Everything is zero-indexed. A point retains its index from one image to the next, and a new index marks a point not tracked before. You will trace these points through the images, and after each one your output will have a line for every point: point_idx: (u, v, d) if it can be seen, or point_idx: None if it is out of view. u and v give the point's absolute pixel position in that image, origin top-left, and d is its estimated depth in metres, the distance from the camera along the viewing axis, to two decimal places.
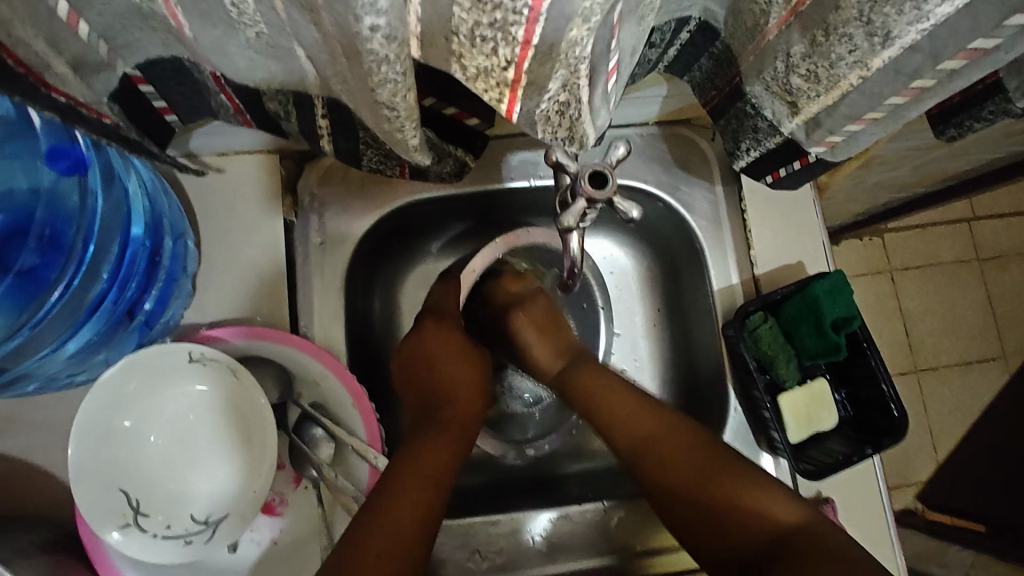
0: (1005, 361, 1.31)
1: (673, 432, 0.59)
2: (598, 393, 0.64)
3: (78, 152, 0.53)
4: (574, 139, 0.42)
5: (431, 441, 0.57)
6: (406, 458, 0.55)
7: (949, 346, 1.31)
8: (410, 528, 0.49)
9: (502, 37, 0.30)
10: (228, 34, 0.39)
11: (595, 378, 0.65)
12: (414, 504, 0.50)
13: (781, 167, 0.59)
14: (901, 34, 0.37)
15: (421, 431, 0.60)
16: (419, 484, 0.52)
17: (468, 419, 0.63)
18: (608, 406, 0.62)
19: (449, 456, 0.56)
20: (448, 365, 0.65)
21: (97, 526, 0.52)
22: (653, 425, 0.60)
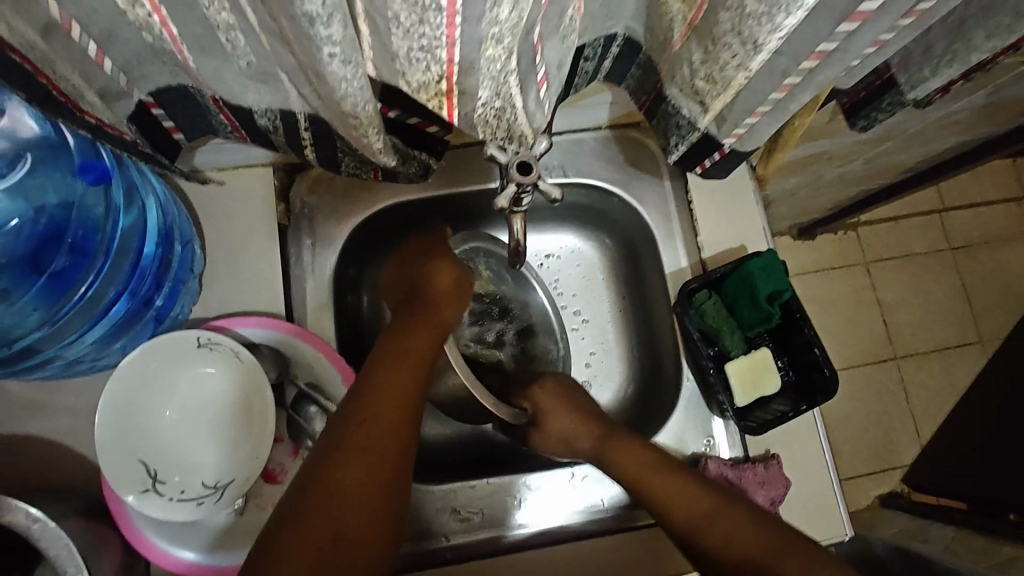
0: (981, 347, 1.38)
1: (703, 496, 0.63)
2: (625, 457, 0.69)
3: (103, 166, 0.62)
4: (514, 137, 0.51)
5: (408, 349, 0.63)
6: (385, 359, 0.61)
7: (926, 334, 1.38)
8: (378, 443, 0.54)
9: (431, 58, 0.39)
10: (224, 63, 0.49)
11: (629, 447, 0.69)
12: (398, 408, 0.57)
13: (705, 159, 0.68)
14: (765, 42, 0.46)
15: (400, 328, 0.66)
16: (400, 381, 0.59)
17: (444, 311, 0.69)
18: (650, 476, 0.66)
19: (420, 372, 0.61)
20: (430, 269, 0.71)
21: (120, 490, 0.60)
22: (700, 506, 0.62)
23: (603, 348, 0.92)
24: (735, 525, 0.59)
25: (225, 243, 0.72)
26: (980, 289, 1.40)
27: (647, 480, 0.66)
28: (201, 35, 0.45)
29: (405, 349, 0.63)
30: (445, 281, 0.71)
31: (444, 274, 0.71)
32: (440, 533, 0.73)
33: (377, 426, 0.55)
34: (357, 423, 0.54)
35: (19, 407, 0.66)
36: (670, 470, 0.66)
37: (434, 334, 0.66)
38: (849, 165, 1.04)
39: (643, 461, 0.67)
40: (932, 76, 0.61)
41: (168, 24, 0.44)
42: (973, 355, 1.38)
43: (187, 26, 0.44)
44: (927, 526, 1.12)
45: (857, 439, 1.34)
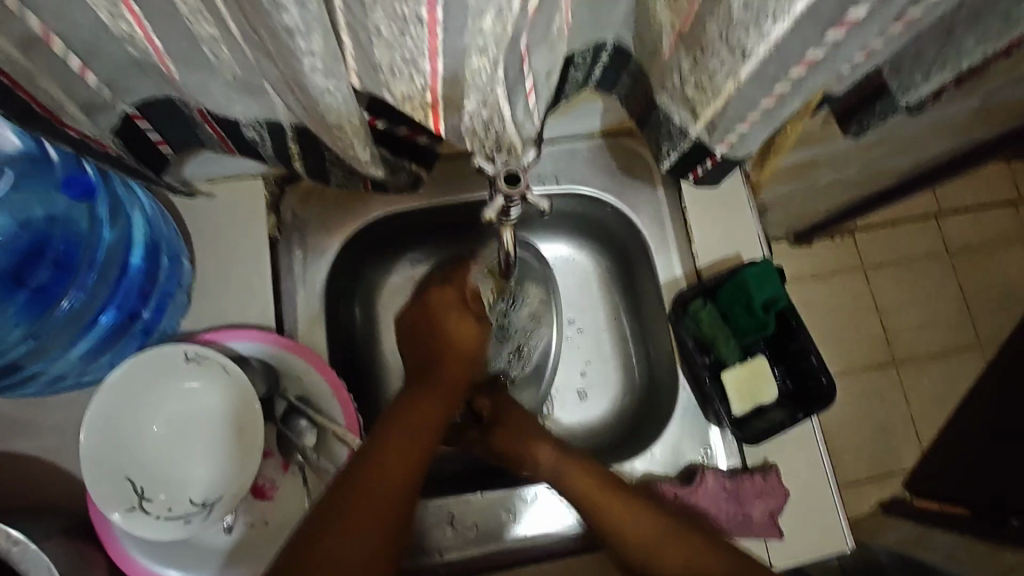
0: (981, 350, 1.38)
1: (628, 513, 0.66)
2: (579, 480, 0.69)
3: (87, 180, 0.61)
4: (503, 148, 0.50)
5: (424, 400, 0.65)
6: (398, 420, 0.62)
7: (927, 338, 1.38)
8: (398, 472, 0.58)
9: (414, 69, 0.38)
10: (209, 75, 0.48)
11: (576, 469, 0.70)
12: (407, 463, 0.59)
13: (698, 167, 0.67)
14: (753, 50, 0.45)
15: (417, 388, 0.67)
16: (413, 440, 0.61)
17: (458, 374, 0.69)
18: (604, 501, 0.67)
19: (429, 437, 0.62)
20: (447, 323, 0.71)
21: (106, 508, 0.59)
22: (657, 533, 0.65)
23: (600, 357, 0.90)
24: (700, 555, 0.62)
25: (215, 256, 0.72)
26: (978, 294, 1.40)
27: (602, 503, 0.67)
28: (185, 48, 0.45)
29: (420, 401, 0.65)
30: (462, 339, 0.70)
31: (466, 336, 0.71)
32: (434, 549, 0.72)
33: (400, 448, 0.59)
34: (379, 453, 0.58)
35: (5, 424, 0.65)
36: (603, 489, 0.68)
37: (448, 387, 0.68)
38: (844, 170, 1.04)
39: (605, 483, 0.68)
40: (923, 82, 0.61)
41: (152, 37, 0.44)
42: (972, 359, 1.37)
43: (171, 38, 0.44)
44: (928, 533, 1.11)
45: (858, 447, 1.33)
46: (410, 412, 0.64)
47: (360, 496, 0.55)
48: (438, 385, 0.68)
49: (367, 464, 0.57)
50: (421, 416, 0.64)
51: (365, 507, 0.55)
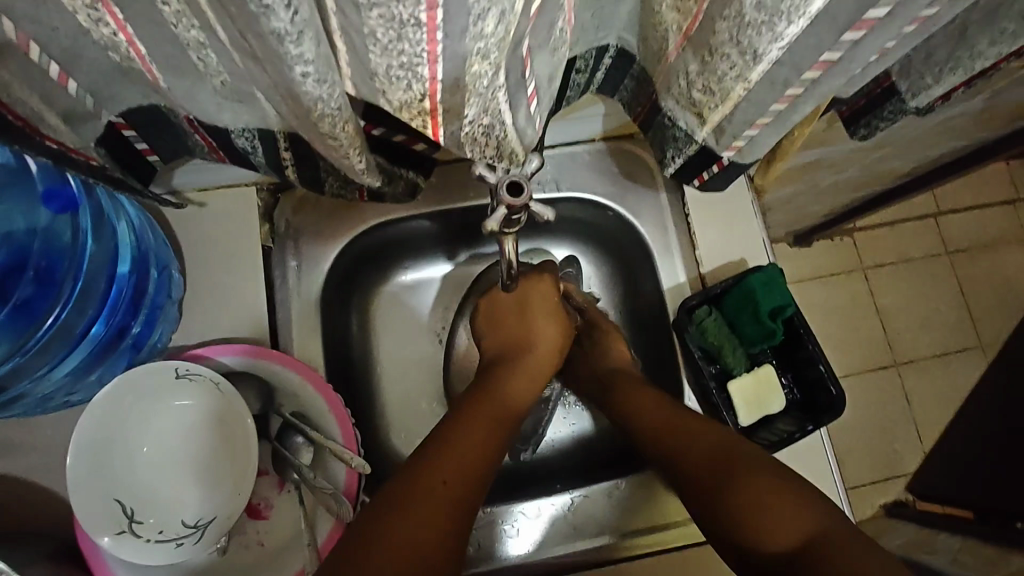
0: (981, 351, 1.36)
1: (699, 439, 0.57)
2: (631, 399, 0.67)
3: (69, 193, 0.59)
4: (504, 154, 0.48)
5: (501, 395, 0.64)
6: (481, 406, 0.62)
7: (927, 340, 1.36)
8: (475, 464, 0.54)
9: (412, 76, 0.36)
10: (197, 82, 0.46)
11: (634, 392, 0.68)
12: (484, 447, 0.57)
13: (704, 172, 0.65)
14: (765, 52, 0.44)
15: (498, 372, 0.67)
16: (490, 424, 0.60)
17: (541, 369, 0.70)
18: (647, 407, 0.64)
19: (504, 423, 0.61)
20: (540, 319, 0.72)
21: (94, 532, 0.57)
22: (709, 447, 0.56)
23: None
24: (706, 427, 0.59)
25: (206, 267, 0.69)
26: (981, 295, 1.39)
27: (641, 413, 0.64)
28: (170, 54, 0.43)
29: (500, 395, 0.64)
30: (550, 335, 0.72)
31: (546, 337, 0.72)
32: None
33: (475, 443, 0.57)
34: (451, 450, 0.55)
35: None
36: (686, 420, 0.60)
37: (532, 379, 0.68)
38: (846, 171, 1.02)
39: (646, 397, 0.66)
40: (935, 83, 0.59)
41: (135, 43, 0.42)
42: (975, 359, 1.36)
43: (155, 44, 0.42)
44: (933, 537, 1.09)
45: (860, 449, 1.31)
46: (486, 407, 0.62)
47: (439, 484, 0.51)
48: (522, 374, 0.68)
49: (443, 456, 0.54)
50: (499, 412, 0.62)
51: (445, 499, 0.50)
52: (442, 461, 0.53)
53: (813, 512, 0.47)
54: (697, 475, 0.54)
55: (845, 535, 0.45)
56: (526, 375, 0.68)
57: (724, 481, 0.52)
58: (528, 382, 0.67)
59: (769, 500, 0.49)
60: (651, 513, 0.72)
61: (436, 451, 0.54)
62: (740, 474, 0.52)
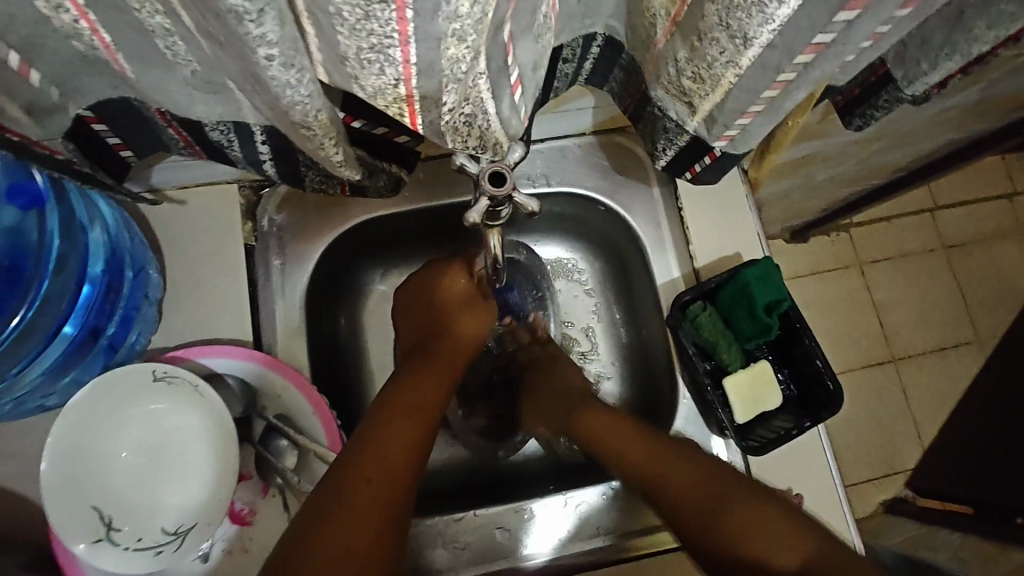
0: (979, 345, 1.35)
1: (650, 451, 0.64)
2: (591, 426, 0.69)
3: (36, 188, 0.58)
4: (488, 146, 0.47)
5: (421, 383, 0.61)
6: (396, 393, 0.59)
7: (925, 335, 1.35)
8: (399, 461, 0.53)
9: (384, 59, 0.34)
10: (167, 73, 0.44)
11: (587, 416, 0.70)
12: (402, 436, 0.55)
13: (696, 164, 0.64)
14: (756, 35, 0.42)
15: (410, 362, 0.64)
16: (407, 411, 0.57)
17: (454, 356, 0.66)
18: (607, 434, 0.67)
19: (429, 408, 0.59)
20: (453, 311, 0.67)
21: (68, 538, 0.55)
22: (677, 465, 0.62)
23: (590, 362, 0.87)
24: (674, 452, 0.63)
25: (187, 268, 0.68)
26: (979, 289, 1.37)
27: (604, 439, 0.67)
28: (136, 42, 0.41)
29: (417, 385, 0.60)
30: (466, 324, 0.68)
31: (467, 330, 0.68)
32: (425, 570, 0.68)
33: (397, 432, 0.55)
34: (367, 447, 0.53)
35: None
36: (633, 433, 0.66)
37: (445, 365, 0.65)
38: (841, 165, 1.01)
39: (609, 423, 0.68)
40: (931, 69, 0.58)
41: (99, 31, 0.40)
42: (972, 353, 1.35)
43: (119, 32, 0.40)
44: (933, 534, 1.08)
45: (860, 446, 1.29)
46: (401, 400, 0.58)
47: (359, 489, 0.51)
48: (439, 365, 0.64)
49: (365, 454, 0.53)
50: (419, 399, 0.59)
51: (365, 508, 0.50)
52: (363, 458, 0.53)
53: (799, 534, 0.54)
54: (682, 499, 0.59)
55: (832, 559, 0.52)
56: (437, 364, 0.64)
57: (708, 514, 0.57)
58: (444, 365, 0.64)
59: (757, 527, 0.55)
60: (646, 514, 0.70)
61: (356, 450, 0.53)
62: (720, 506, 0.58)
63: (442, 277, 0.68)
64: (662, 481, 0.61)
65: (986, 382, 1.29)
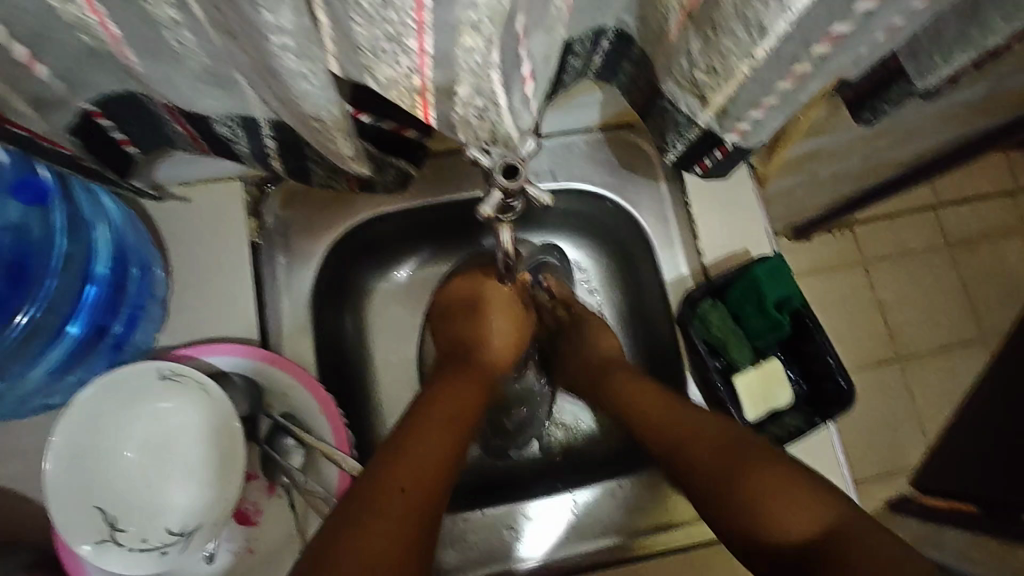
0: (986, 344, 1.34)
1: (678, 415, 0.60)
2: (625, 389, 0.67)
3: (43, 183, 0.57)
4: (498, 140, 0.46)
5: (460, 390, 0.60)
6: (434, 401, 0.58)
7: (931, 333, 1.34)
8: (435, 467, 0.51)
9: (399, 48, 0.34)
10: (174, 67, 0.44)
11: (623, 381, 0.68)
12: (441, 444, 0.54)
13: (706, 159, 0.63)
14: (773, 25, 0.41)
15: (446, 371, 0.64)
16: (447, 420, 0.56)
17: (493, 366, 0.66)
18: (644, 398, 0.64)
19: (466, 418, 0.58)
20: (493, 320, 0.68)
21: (71, 538, 0.54)
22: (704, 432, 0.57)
23: None
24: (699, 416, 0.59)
25: (191, 265, 0.67)
26: (985, 287, 1.37)
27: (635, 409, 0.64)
28: (143, 35, 0.40)
29: (457, 388, 0.60)
30: (505, 330, 0.68)
31: (504, 338, 0.68)
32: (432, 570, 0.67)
33: (433, 439, 0.54)
34: (404, 452, 0.52)
35: None
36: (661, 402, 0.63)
37: (486, 371, 0.65)
38: (847, 162, 1.00)
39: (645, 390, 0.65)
40: (944, 63, 0.57)
41: (109, 26, 0.39)
42: (978, 352, 1.34)
43: (127, 24, 0.39)
44: (940, 533, 1.07)
45: (865, 444, 1.29)
46: (440, 408, 0.57)
47: (395, 492, 0.48)
48: (476, 369, 0.64)
49: (398, 461, 0.51)
50: (457, 405, 0.58)
51: (400, 509, 0.47)
52: (395, 464, 0.51)
53: (818, 500, 0.49)
54: (698, 465, 0.55)
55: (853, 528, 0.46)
56: (476, 370, 0.64)
57: (725, 478, 0.53)
58: (482, 375, 0.64)
59: (774, 495, 0.50)
60: (655, 512, 0.69)
61: (391, 455, 0.51)
62: (739, 463, 0.53)
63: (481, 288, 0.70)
64: (686, 451, 0.57)
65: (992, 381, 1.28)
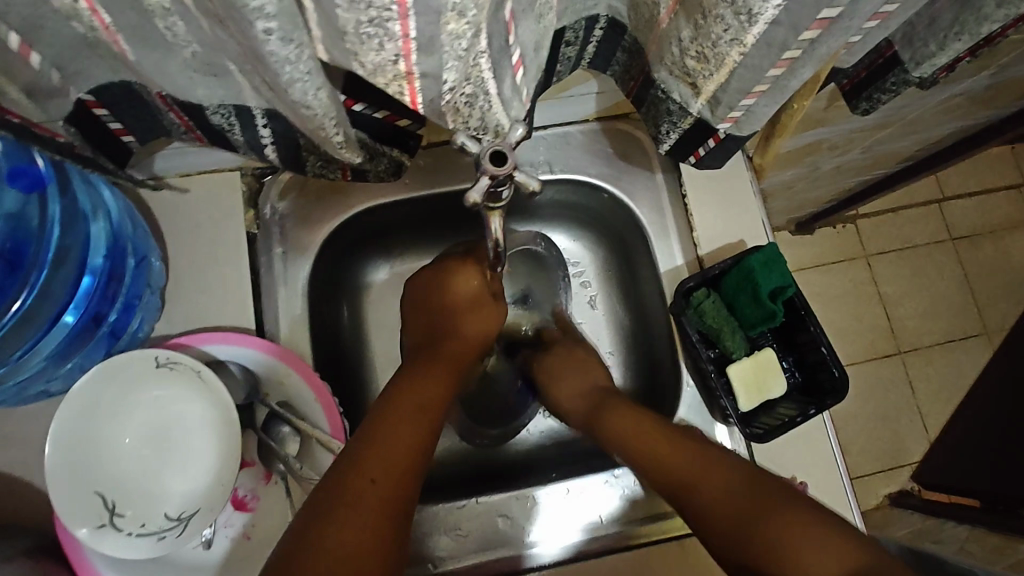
0: (987, 336, 1.34)
1: (665, 442, 0.61)
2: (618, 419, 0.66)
3: (37, 171, 0.57)
4: (489, 128, 0.48)
5: (427, 384, 0.60)
6: (399, 392, 0.59)
7: (931, 326, 1.34)
8: (404, 457, 0.52)
9: (383, 33, 0.34)
10: (167, 55, 0.44)
11: (641, 424, 0.64)
12: (408, 435, 0.54)
13: (699, 147, 0.63)
14: (761, 11, 0.42)
15: (415, 361, 0.64)
16: (415, 410, 0.57)
17: (462, 356, 0.66)
18: (658, 445, 0.61)
19: (434, 411, 0.58)
20: (462, 307, 0.67)
21: (72, 522, 0.55)
22: (726, 478, 0.55)
23: None
24: (693, 446, 0.60)
25: (190, 255, 0.68)
26: (987, 280, 1.36)
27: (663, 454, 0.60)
28: (135, 23, 0.41)
29: (423, 381, 0.61)
30: (476, 323, 0.68)
31: (476, 326, 0.68)
32: (428, 558, 0.68)
33: (403, 432, 0.54)
34: (374, 441, 0.53)
35: None
36: (662, 430, 0.62)
37: (454, 365, 0.65)
38: (847, 154, 1.00)
39: (659, 438, 0.62)
40: (939, 50, 0.57)
41: (99, 11, 0.40)
42: (979, 345, 1.33)
43: (119, 11, 0.39)
44: (940, 525, 1.07)
45: (865, 436, 1.29)
46: (409, 399, 0.58)
47: (366, 484, 0.49)
48: (443, 363, 0.64)
49: (369, 451, 0.52)
50: (425, 398, 0.59)
51: (370, 501, 0.49)
52: (365, 455, 0.52)
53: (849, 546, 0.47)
54: (720, 508, 0.54)
55: None
56: (445, 361, 0.64)
57: (745, 533, 0.51)
58: (450, 367, 0.64)
59: (808, 547, 0.48)
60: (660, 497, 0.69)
61: (363, 444, 0.52)
62: (778, 537, 0.49)
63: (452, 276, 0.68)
64: (700, 491, 0.56)
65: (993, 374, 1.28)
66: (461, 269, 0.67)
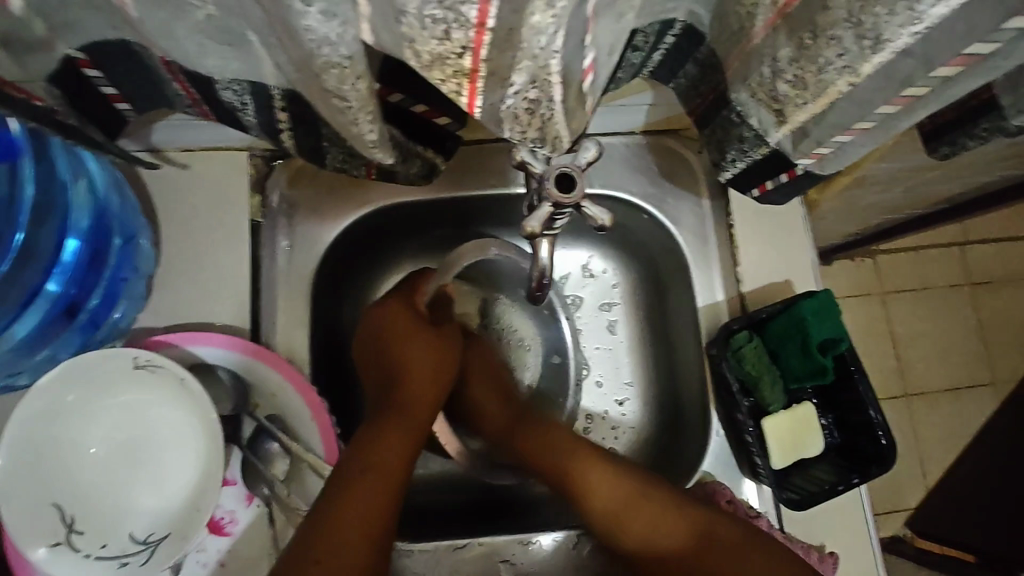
0: (995, 388, 1.26)
1: (574, 451, 0.61)
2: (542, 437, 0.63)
3: (6, 136, 0.49)
4: (546, 141, 0.39)
5: (390, 434, 0.55)
6: (358, 454, 0.52)
7: (940, 372, 1.26)
8: (360, 528, 0.47)
9: (454, 19, 0.29)
10: (176, 16, 0.37)
11: (577, 453, 0.61)
12: (368, 505, 0.49)
13: (767, 180, 0.57)
14: (892, 37, 0.35)
15: (375, 415, 0.58)
16: (374, 472, 0.51)
17: (421, 402, 0.59)
18: (562, 454, 0.61)
19: (394, 473, 0.52)
20: (407, 346, 0.61)
21: (23, 541, 0.48)
22: (612, 486, 0.58)
23: (603, 381, 0.80)
24: (568, 444, 0.62)
25: (184, 240, 0.61)
26: (1002, 333, 1.28)
27: (625, 516, 0.57)
28: None
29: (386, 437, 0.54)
30: (421, 355, 0.61)
31: (418, 358, 0.61)
32: None
33: (362, 506, 0.48)
34: (328, 521, 0.47)
35: None
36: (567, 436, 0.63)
37: (414, 412, 0.58)
38: (888, 193, 0.94)
39: (573, 441, 0.62)
40: None
41: None
42: (986, 398, 1.26)
43: None
44: None
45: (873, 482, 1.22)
46: (367, 464, 0.51)
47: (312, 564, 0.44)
48: (401, 414, 0.57)
49: (323, 530, 0.46)
50: (381, 459, 0.52)
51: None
52: (322, 539, 0.46)
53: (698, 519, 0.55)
54: (598, 499, 0.58)
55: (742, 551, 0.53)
56: (396, 412, 0.57)
57: (616, 504, 0.57)
58: (413, 419, 0.57)
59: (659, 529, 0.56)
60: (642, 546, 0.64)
61: (318, 523, 0.47)
62: (623, 505, 0.57)
63: (388, 314, 0.63)
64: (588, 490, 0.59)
65: (996, 428, 1.22)
66: (392, 314, 0.62)
